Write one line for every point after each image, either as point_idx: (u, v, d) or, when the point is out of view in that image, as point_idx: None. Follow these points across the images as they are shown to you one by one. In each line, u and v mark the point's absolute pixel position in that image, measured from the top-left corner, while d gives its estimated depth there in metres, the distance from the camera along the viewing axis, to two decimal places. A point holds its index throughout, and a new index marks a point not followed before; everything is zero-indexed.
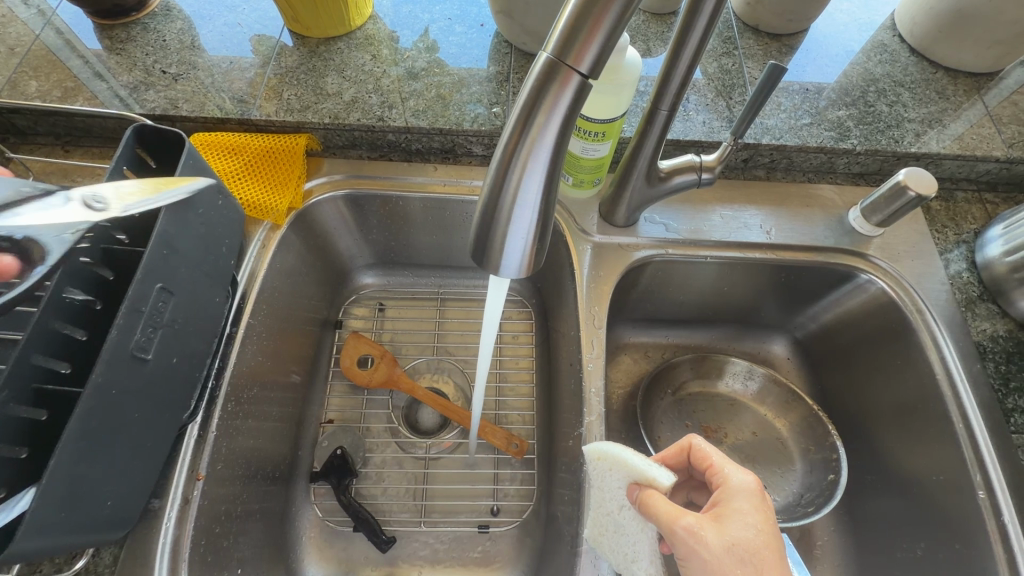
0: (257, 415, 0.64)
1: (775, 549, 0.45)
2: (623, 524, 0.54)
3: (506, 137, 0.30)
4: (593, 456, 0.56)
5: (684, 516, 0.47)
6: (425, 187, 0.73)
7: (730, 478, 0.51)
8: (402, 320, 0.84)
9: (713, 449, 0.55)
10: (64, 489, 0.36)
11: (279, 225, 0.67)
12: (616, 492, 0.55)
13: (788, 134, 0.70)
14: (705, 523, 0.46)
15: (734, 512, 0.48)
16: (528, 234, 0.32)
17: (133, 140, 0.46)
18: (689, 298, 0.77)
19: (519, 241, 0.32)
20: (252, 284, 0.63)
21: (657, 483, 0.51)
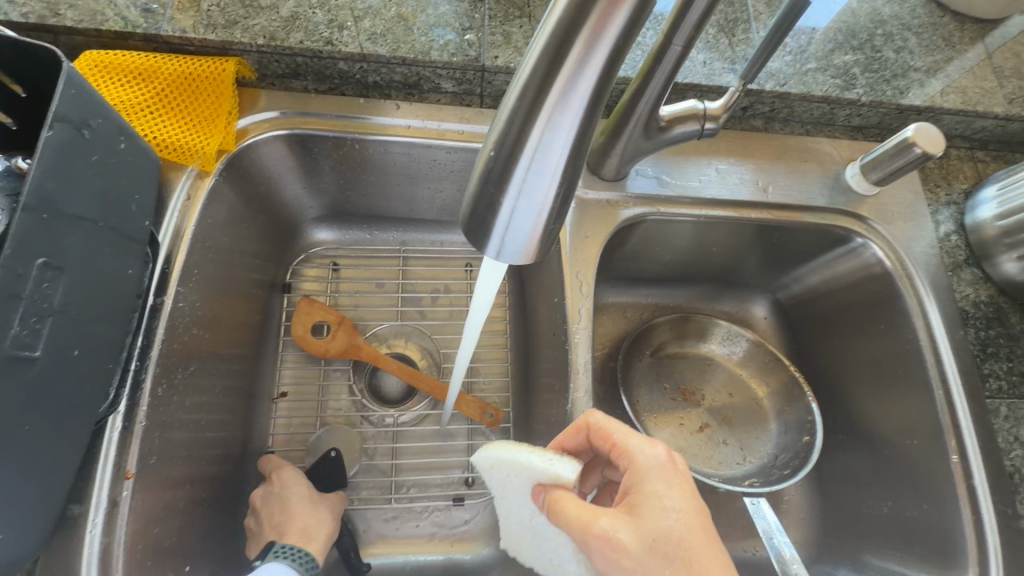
0: (195, 395, 0.55)
1: (700, 527, 0.39)
2: (539, 531, 0.50)
3: (532, 68, 0.27)
4: (486, 465, 0.49)
5: (598, 519, 0.40)
6: (384, 127, 0.62)
7: (638, 456, 0.44)
8: (362, 280, 0.75)
9: (615, 424, 0.47)
10: None
11: (208, 172, 0.55)
12: (523, 498, 0.48)
13: (793, 80, 0.63)
14: (621, 523, 0.40)
15: (652, 499, 0.41)
16: (544, 195, 0.29)
17: None
18: (674, 258, 0.73)
19: (539, 195, 0.29)
20: (179, 245, 0.53)
21: (563, 481, 0.44)
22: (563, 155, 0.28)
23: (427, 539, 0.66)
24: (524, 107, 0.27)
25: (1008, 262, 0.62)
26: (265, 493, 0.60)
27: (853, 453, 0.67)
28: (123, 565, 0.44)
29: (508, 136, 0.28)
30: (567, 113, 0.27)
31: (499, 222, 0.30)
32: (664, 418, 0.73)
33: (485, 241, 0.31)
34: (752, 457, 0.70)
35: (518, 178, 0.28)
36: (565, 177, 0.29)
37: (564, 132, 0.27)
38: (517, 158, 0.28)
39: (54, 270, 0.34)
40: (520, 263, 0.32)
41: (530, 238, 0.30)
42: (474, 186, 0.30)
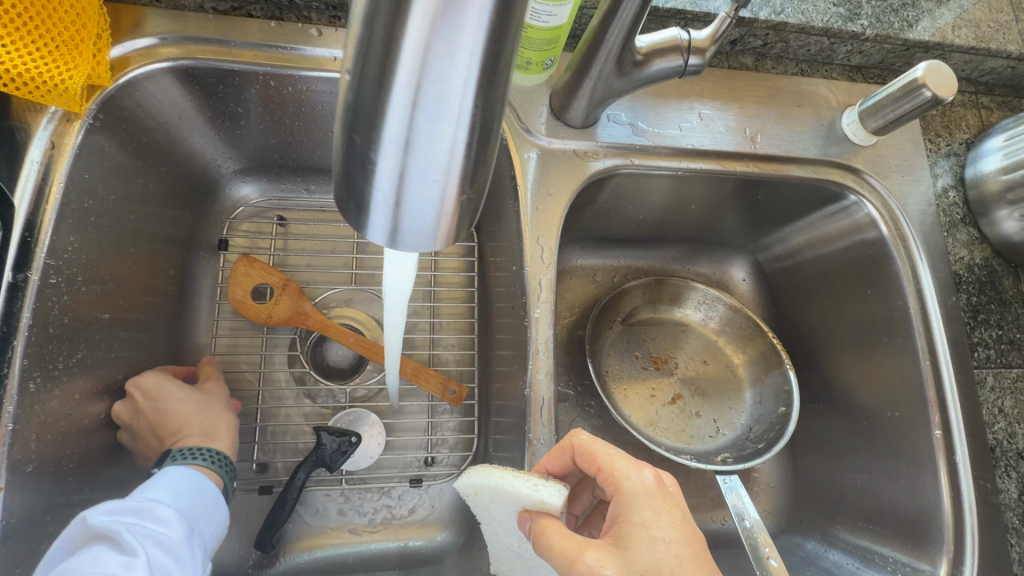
0: (88, 385, 0.47)
1: (692, 559, 0.36)
2: (528, 557, 0.47)
3: None
4: (469, 490, 0.46)
5: (584, 553, 0.37)
6: (306, 59, 0.51)
7: (625, 481, 0.41)
8: (301, 244, 0.66)
9: (601, 444, 0.43)
10: None
11: (76, 114, 0.44)
12: (510, 523, 0.46)
13: (790, 8, 0.54)
14: (607, 559, 0.36)
15: (642, 530, 0.37)
16: (442, 151, 0.21)
17: None
18: (649, 216, 0.65)
19: (431, 150, 0.20)
20: (43, 207, 0.42)
21: (549, 508, 0.41)
22: (466, 84, 0.20)
23: (381, 525, 0.60)
24: (388, 2, 0.19)
25: (1008, 221, 0.57)
26: (134, 408, 0.49)
27: (830, 423, 0.64)
28: None
29: (376, 53, 0.20)
30: (462, 16, 0.18)
31: (380, 187, 0.22)
32: (636, 388, 0.68)
33: (365, 218, 0.23)
34: (725, 429, 0.66)
35: (397, 118, 0.20)
36: (476, 121, 0.21)
37: (461, 48, 0.19)
38: (391, 85, 0.20)
39: None
40: (429, 249, 0.24)
41: (438, 213, 0.22)
42: (342, 134, 0.22)
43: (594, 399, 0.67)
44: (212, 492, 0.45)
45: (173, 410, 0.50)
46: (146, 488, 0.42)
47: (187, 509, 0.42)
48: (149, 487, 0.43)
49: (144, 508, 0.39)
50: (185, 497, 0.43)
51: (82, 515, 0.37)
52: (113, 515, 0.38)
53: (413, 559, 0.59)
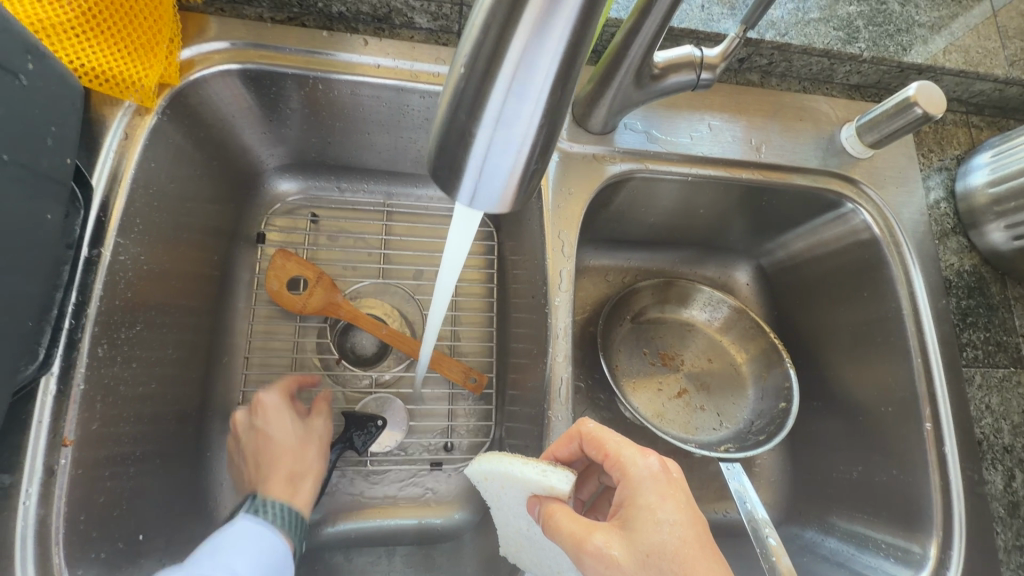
0: (144, 356, 0.51)
1: (694, 540, 0.39)
2: (538, 540, 0.49)
3: None
4: (480, 476, 0.49)
5: (592, 534, 0.40)
6: (351, 66, 0.56)
7: (632, 465, 0.44)
8: (335, 238, 0.71)
9: (609, 433, 0.46)
10: None
11: (149, 109, 0.49)
12: (519, 507, 0.48)
13: (794, 30, 0.59)
14: (614, 538, 0.39)
15: (646, 511, 0.40)
16: (525, 125, 0.25)
17: None
18: (659, 219, 0.70)
19: (519, 121, 0.25)
20: (116, 189, 0.47)
21: (557, 493, 0.44)
22: (549, 74, 0.24)
23: (401, 503, 0.64)
24: (503, 9, 0.23)
25: (995, 231, 0.61)
26: (246, 427, 0.58)
27: (828, 418, 0.67)
28: (64, 536, 0.41)
29: (487, 46, 0.24)
30: (555, 21, 0.23)
31: (469, 155, 0.26)
32: (643, 383, 0.72)
33: (452, 180, 0.27)
34: (728, 423, 0.70)
35: (495, 96, 0.24)
36: (551, 103, 0.25)
37: (553, 45, 0.24)
38: (496, 71, 0.24)
39: None
40: (497, 212, 0.29)
41: (508, 180, 0.27)
42: (443, 111, 0.26)
43: (604, 391, 0.70)
44: (274, 547, 0.48)
45: (279, 441, 0.56)
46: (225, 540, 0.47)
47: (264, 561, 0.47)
48: (219, 543, 0.46)
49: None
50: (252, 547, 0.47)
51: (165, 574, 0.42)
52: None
53: (431, 536, 0.63)
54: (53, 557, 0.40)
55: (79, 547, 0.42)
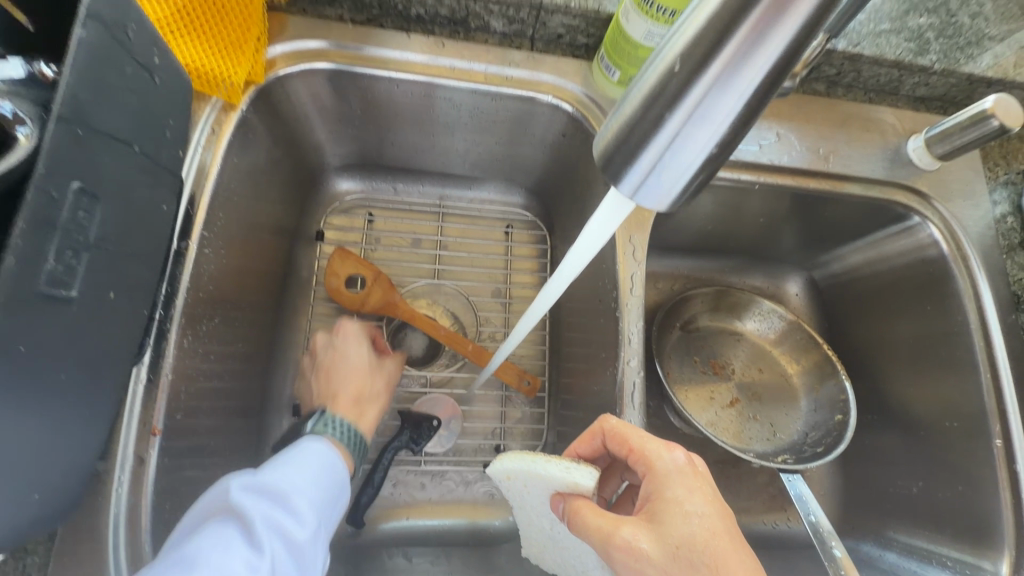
0: (219, 348, 0.52)
1: (724, 533, 0.38)
2: (561, 539, 0.49)
3: None
4: (501, 476, 0.47)
5: (620, 528, 0.39)
6: (426, 68, 0.57)
7: (658, 460, 0.43)
8: (392, 237, 0.71)
9: (631, 428, 0.45)
10: None
11: (234, 105, 0.50)
12: (542, 504, 0.47)
13: (866, 41, 0.59)
14: (643, 531, 0.38)
15: (674, 504, 0.40)
16: (717, 124, 0.25)
17: None
18: (716, 226, 0.70)
19: (714, 117, 0.25)
20: (204, 183, 0.48)
21: (581, 489, 0.42)
22: (761, 69, 0.24)
23: (451, 503, 0.64)
24: (730, 9, 0.23)
25: None
26: (326, 343, 0.62)
27: (884, 432, 0.67)
28: (151, 524, 0.42)
29: (704, 42, 0.24)
30: (778, 25, 0.23)
31: (656, 149, 0.26)
32: (695, 391, 0.71)
33: (628, 171, 0.28)
34: (782, 434, 0.69)
35: (701, 89, 0.24)
36: (747, 104, 0.25)
37: (776, 40, 0.23)
38: (706, 65, 0.24)
39: (89, 198, 0.27)
40: (656, 207, 0.29)
41: (682, 175, 0.27)
42: (636, 105, 0.26)
43: (655, 398, 0.70)
44: (337, 480, 0.48)
45: (352, 360, 0.60)
46: (281, 462, 0.46)
47: (319, 489, 0.45)
48: (284, 463, 0.45)
49: (279, 492, 0.43)
50: (312, 479, 0.46)
51: (224, 487, 0.42)
52: (250, 495, 0.42)
53: (484, 537, 0.63)
54: (140, 544, 0.41)
55: (163, 536, 0.43)
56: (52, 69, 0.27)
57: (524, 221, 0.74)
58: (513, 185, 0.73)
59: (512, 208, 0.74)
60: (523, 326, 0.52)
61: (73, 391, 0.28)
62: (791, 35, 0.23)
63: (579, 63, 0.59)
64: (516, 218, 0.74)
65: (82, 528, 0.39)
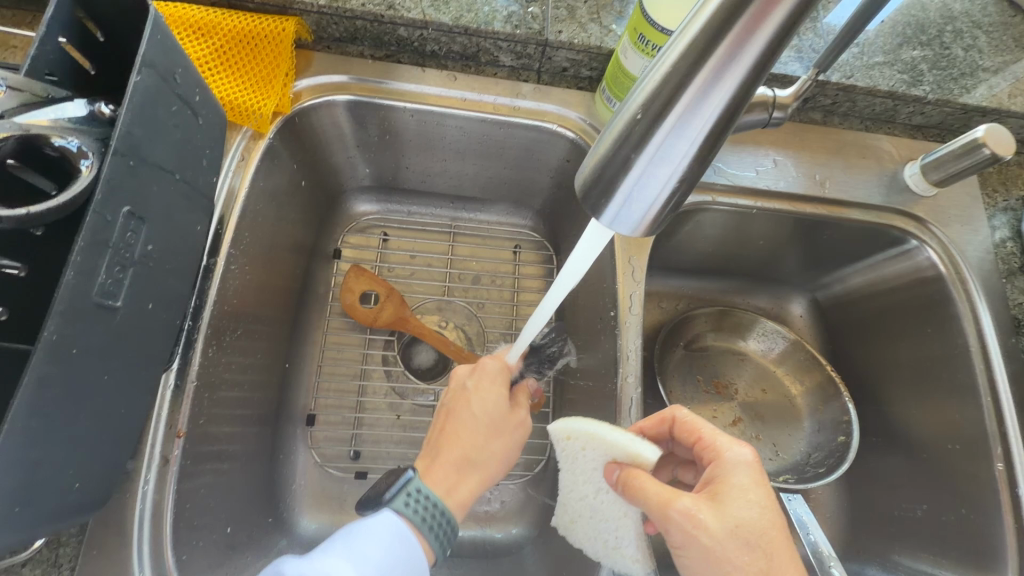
0: (240, 358, 0.55)
1: (780, 528, 0.40)
2: (601, 509, 0.51)
3: (698, 23, 0.26)
4: (563, 435, 0.50)
5: (679, 498, 0.41)
6: (440, 99, 0.61)
7: (726, 449, 0.45)
8: (404, 255, 0.74)
9: (704, 420, 0.48)
10: (40, 481, 0.28)
11: (263, 133, 0.55)
12: (593, 472, 0.50)
13: (859, 73, 0.62)
14: (702, 505, 0.40)
15: (737, 489, 0.41)
16: (679, 163, 0.28)
17: (63, 17, 0.31)
18: (718, 248, 0.72)
19: (674, 157, 0.28)
20: (232, 205, 0.52)
21: (642, 460, 0.45)
22: (712, 114, 0.27)
23: None
24: (687, 62, 0.26)
25: None
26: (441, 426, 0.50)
27: (889, 455, 0.67)
28: (173, 521, 0.44)
29: (660, 94, 0.26)
30: (725, 77, 0.26)
31: (625, 184, 0.29)
32: (698, 409, 0.72)
33: (604, 204, 0.30)
34: (785, 454, 0.70)
35: (662, 132, 0.27)
36: (705, 144, 0.28)
37: (725, 89, 0.26)
38: (666, 112, 0.27)
39: (136, 221, 0.31)
40: (633, 234, 0.31)
41: (651, 206, 0.30)
42: (607, 147, 0.29)
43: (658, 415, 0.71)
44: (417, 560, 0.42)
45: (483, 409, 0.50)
46: (350, 534, 0.41)
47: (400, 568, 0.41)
48: (360, 530, 0.41)
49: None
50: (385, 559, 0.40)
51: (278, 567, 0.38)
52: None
53: (487, 550, 0.64)
54: (164, 539, 0.43)
55: (185, 533, 0.45)
56: (110, 107, 0.31)
57: (532, 242, 0.77)
58: (521, 208, 0.76)
59: (524, 229, 0.77)
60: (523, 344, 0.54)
61: (116, 391, 0.32)
62: (737, 84, 0.26)
63: (583, 94, 0.63)
64: (525, 238, 0.77)
65: (112, 521, 0.42)
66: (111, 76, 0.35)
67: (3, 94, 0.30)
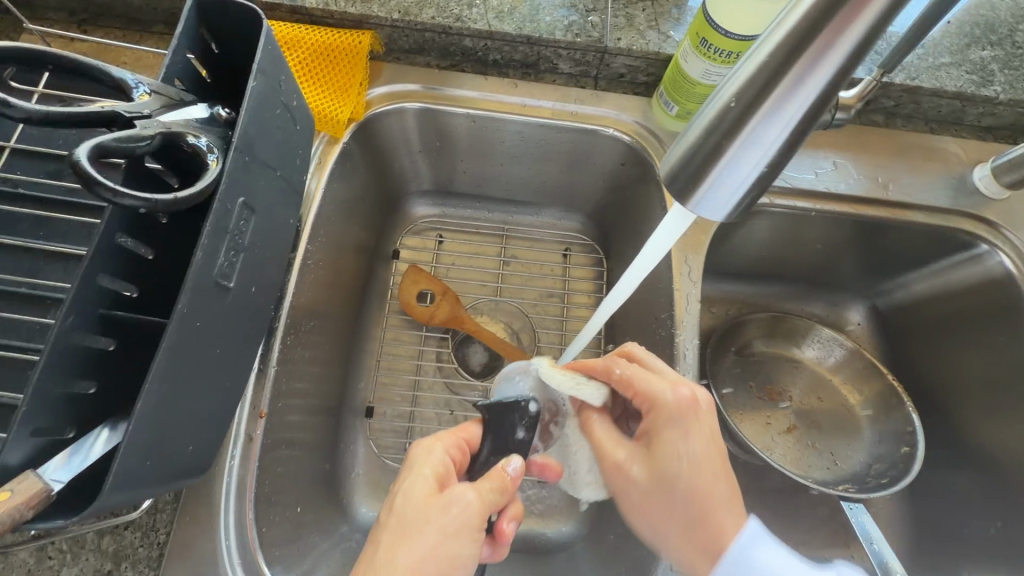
0: (310, 348, 0.59)
1: (718, 479, 0.46)
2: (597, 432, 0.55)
3: (791, 17, 0.27)
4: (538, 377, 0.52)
5: (615, 452, 0.48)
6: (500, 106, 0.64)
7: (656, 393, 0.47)
8: (458, 256, 0.77)
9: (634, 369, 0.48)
10: (164, 441, 0.31)
11: (337, 138, 0.59)
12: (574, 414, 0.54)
13: (925, 74, 0.61)
14: (638, 459, 0.48)
15: (666, 436, 0.47)
16: (769, 149, 0.30)
17: (186, 30, 0.36)
18: (774, 251, 0.71)
19: (765, 144, 0.29)
20: (309, 205, 0.56)
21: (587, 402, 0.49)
22: (804, 103, 0.28)
23: None
24: (780, 56, 0.27)
25: None
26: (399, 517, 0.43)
27: (959, 468, 0.64)
28: (255, 496, 0.48)
29: (754, 84, 0.28)
30: (819, 68, 0.27)
31: (715, 170, 0.31)
32: (752, 415, 0.71)
33: (690, 191, 0.32)
34: (844, 464, 0.68)
35: (756, 120, 0.29)
36: (795, 132, 0.29)
37: (818, 79, 0.27)
38: (759, 102, 0.28)
39: (248, 211, 0.35)
40: (717, 218, 0.33)
41: (738, 192, 0.32)
42: (696, 136, 0.31)
43: None
44: None
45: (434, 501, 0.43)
46: None
47: None
48: None
49: None
50: None
51: None
52: None
53: (537, 547, 0.64)
54: (246, 512, 0.47)
55: (264, 507, 0.49)
56: (226, 112, 0.35)
57: (582, 245, 0.78)
58: (572, 212, 0.78)
59: (574, 232, 0.78)
60: (584, 335, 0.57)
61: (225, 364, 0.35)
62: (830, 75, 0.27)
63: (639, 100, 0.65)
64: (575, 241, 0.78)
65: (203, 492, 0.46)
66: (222, 84, 0.40)
67: (146, 96, 0.32)
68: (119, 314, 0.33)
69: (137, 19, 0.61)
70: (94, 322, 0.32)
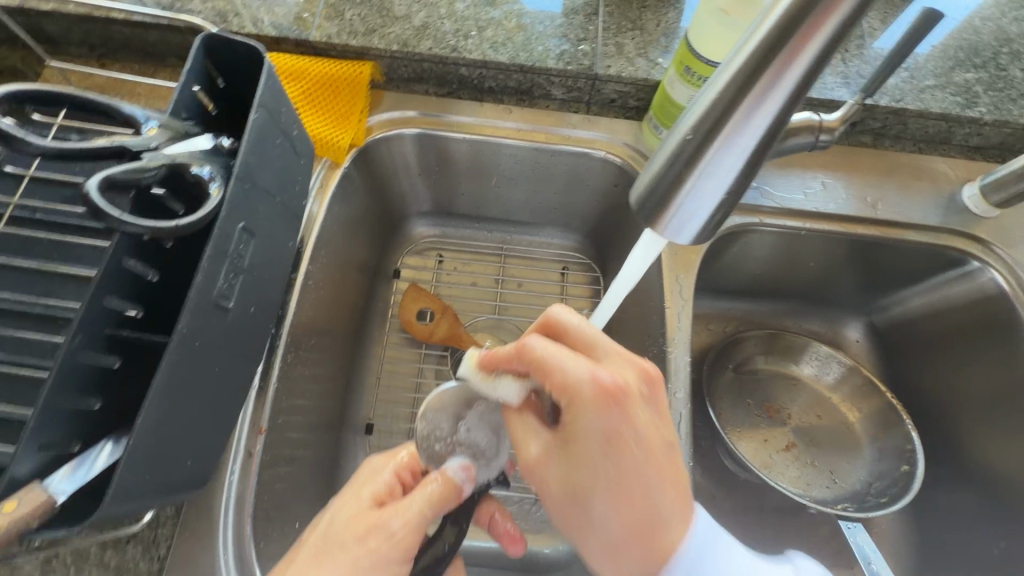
0: (310, 366, 0.60)
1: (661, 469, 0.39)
2: None
3: (741, 54, 0.28)
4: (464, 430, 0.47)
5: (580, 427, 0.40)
6: (495, 129, 0.66)
7: (571, 375, 0.40)
8: (458, 275, 0.78)
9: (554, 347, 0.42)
10: (162, 456, 0.33)
11: (339, 163, 0.61)
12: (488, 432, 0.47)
13: (910, 96, 0.62)
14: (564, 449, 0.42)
15: (590, 441, 0.39)
16: (729, 176, 0.31)
17: (192, 68, 0.38)
18: (767, 268, 0.71)
19: (725, 171, 0.31)
20: (310, 228, 0.58)
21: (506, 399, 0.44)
22: (757, 132, 0.30)
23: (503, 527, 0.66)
24: (733, 91, 0.29)
25: None
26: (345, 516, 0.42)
27: (961, 488, 0.63)
28: (252, 511, 0.49)
29: (710, 117, 0.30)
30: (768, 100, 0.29)
31: (679, 197, 0.33)
32: (749, 433, 0.71)
33: (658, 216, 0.34)
34: (844, 482, 0.67)
35: (713, 149, 0.30)
36: (751, 159, 0.31)
37: (767, 110, 0.29)
38: (716, 133, 0.30)
39: (247, 235, 0.37)
40: (686, 241, 0.35)
41: (704, 215, 0.33)
42: (661, 165, 0.33)
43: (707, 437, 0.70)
44: None
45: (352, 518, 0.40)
46: None
47: None
48: None
49: None
50: None
51: None
52: None
53: (534, 566, 0.64)
54: (245, 527, 0.48)
55: (261, 523, 0.50)
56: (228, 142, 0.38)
57: (579, 264, 0.79)
58: (568, 231, 0.79)
59: (571, 251, 0.80)
60: None
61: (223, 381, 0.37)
62: (779, 106, 0.29)
63: (630, 123, 0.67)
64: (572, 261, 0.79)
65: (203, 508, 0.47)
66: (228, 116, 0.42)
67: (155, 130, 0.35)
68: (124, 333, 0.35)
69: (152, 54, 0.64)
70: (101, 341, 0.34)
